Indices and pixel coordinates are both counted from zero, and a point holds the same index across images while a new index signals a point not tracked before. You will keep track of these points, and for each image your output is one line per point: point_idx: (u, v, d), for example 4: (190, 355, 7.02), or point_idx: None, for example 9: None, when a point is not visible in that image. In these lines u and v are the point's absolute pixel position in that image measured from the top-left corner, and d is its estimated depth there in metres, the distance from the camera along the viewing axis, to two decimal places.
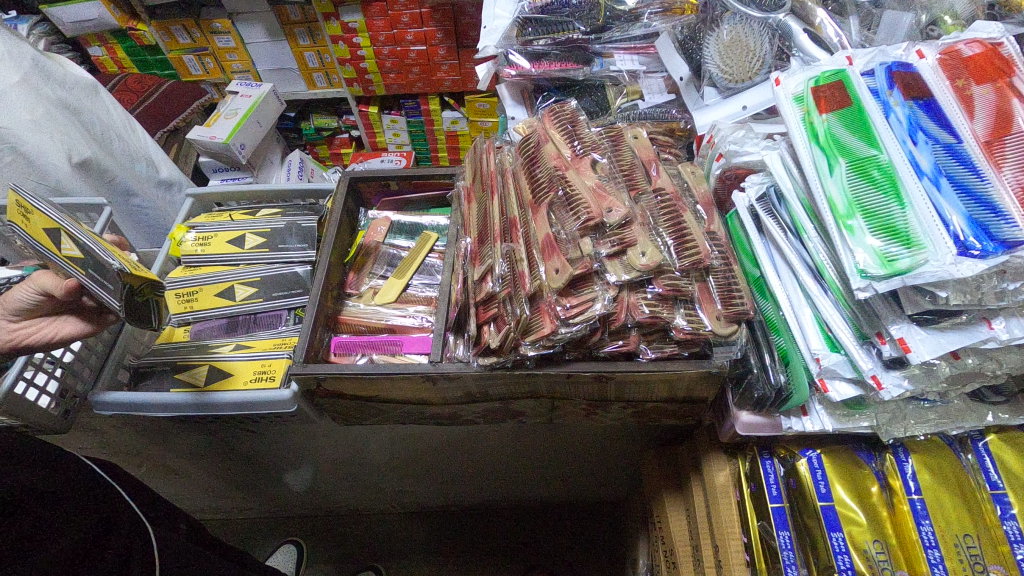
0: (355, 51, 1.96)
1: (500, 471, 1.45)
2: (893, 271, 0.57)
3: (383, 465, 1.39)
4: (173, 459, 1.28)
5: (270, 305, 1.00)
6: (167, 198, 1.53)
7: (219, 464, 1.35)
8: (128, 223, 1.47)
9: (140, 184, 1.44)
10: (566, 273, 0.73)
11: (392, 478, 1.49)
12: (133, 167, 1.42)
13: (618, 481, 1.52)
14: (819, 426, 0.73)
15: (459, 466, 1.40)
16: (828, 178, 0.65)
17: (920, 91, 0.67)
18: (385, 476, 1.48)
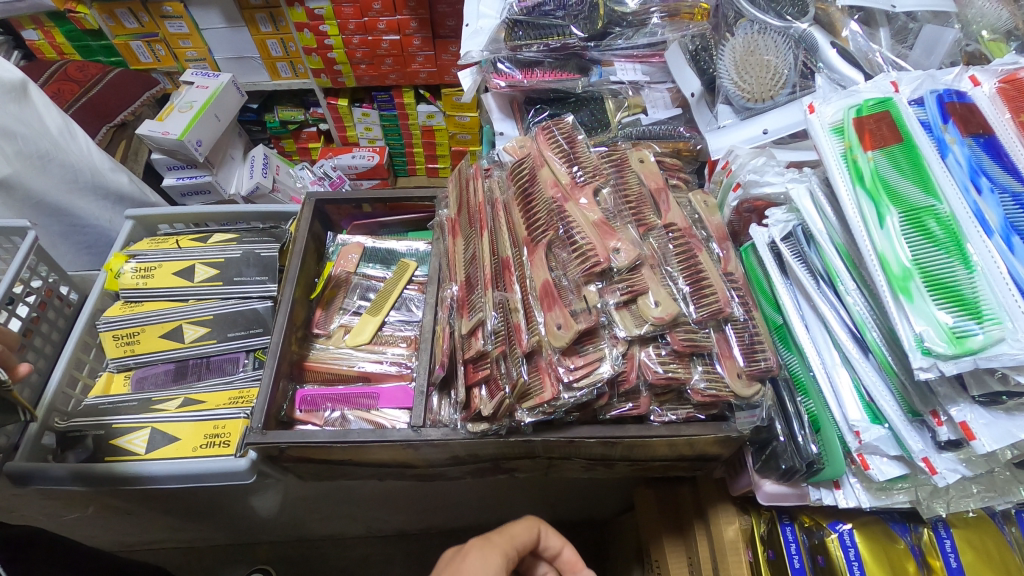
0: (322, 40, 1.77)
1: (485, 501, 1.36)
2: (964, 351, 0.49)
3: (359, 499, 1.28)
4: (123, 503, 1.14)
5: (225, 348, 0.88)
6: (116, 211, 1.35)
7: (176, 505, 1.22)
8: (64, 241, 1.32)
9: (76, 199, 1.28)
10: (571, 330, 0.64)
11: (368, 509, 1.38)
12: (75, 178, 1.26)
13: (607, 506, 1.44)
14: (853, 502, 0.65)
15: (441, 498, 1.30)
16: (877, 230, 0.55)
17: (980, 126, 0.58)
18: (361, 507, 1.38)
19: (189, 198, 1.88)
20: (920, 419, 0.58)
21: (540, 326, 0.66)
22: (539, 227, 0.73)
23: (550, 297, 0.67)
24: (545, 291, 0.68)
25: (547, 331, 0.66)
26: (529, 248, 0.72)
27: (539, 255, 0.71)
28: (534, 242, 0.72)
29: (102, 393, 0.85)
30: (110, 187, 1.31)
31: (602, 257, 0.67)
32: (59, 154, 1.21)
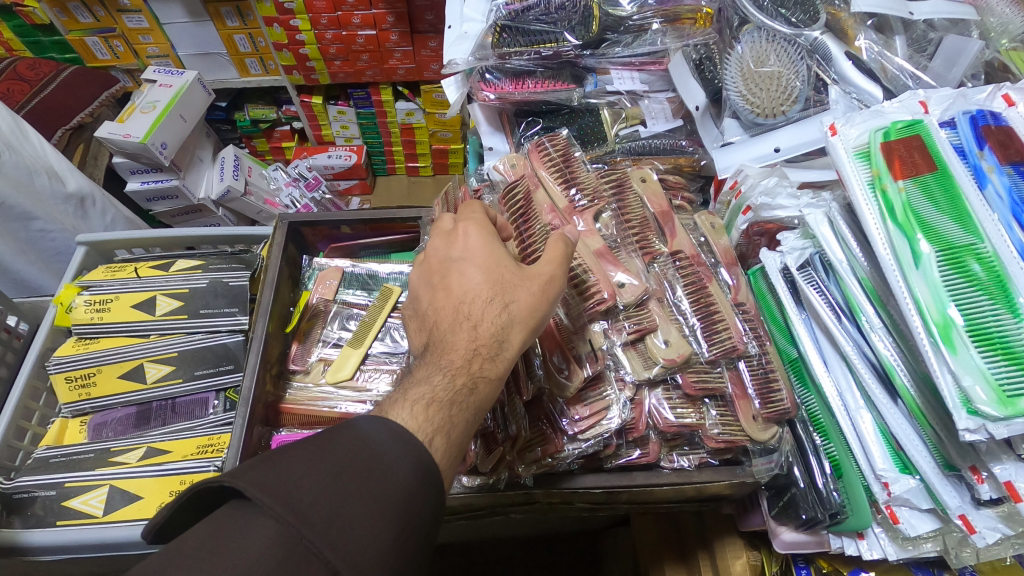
0: (294, 35, 1.61)
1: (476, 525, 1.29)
2: (1016, 412, 0.44)
3: None
4: None
5: (192, 388, 0.80)
6: (77, 215, 1.25)
7: None
8: (29, 251, 1.21)
9: (40, 204, 1.17)
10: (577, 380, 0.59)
11: None
12: (30, 180, 1.14)
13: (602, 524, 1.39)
14: (878, 552, 0.61)
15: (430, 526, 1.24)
16: (913, 270, 0.50)
17: (1019, 154, 0.54)
18: None
19: (155, 202, 1.77)
20: (956, 472, 0.54)
21: (538, 369, 0.61)
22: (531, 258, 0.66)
23: (553, 339, 0.62)
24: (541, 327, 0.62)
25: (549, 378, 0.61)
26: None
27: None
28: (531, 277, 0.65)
29: (55, 443, 0.77)
30: (68, 189, 1.21)
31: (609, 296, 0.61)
32: (12, 155, 1.10)
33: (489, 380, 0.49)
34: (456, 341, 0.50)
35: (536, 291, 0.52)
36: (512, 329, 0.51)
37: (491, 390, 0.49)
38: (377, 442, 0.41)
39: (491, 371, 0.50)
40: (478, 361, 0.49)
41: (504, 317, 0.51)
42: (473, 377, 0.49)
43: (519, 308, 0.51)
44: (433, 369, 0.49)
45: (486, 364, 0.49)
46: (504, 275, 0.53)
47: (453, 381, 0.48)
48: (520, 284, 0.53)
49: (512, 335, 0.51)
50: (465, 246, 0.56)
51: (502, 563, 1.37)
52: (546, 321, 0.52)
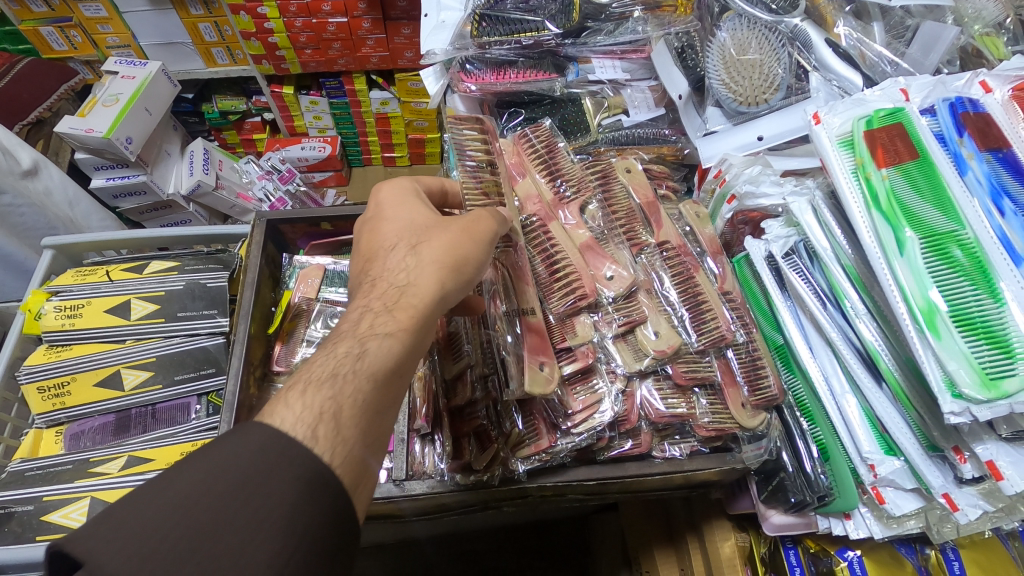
0: (262, 23, 1.55)
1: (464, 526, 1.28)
2: (1000, 394, 0.45)
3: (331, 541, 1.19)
4: None
5: (173, 394, 0.78)
6: (39, 192, 1.21)
7: None
8: None
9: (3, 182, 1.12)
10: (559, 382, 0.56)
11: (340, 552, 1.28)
12: None
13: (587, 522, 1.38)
14: (864, 531, 0.63)
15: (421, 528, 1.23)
16: (897, 258, 0.51)
17: (997, 140, 0.54)
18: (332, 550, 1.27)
19: (121, 199, 1.70)
20: (940, 453, 0.56)
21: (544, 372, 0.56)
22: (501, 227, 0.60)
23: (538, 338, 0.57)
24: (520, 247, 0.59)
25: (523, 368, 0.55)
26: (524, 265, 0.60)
27: (530, 282, 0.59)
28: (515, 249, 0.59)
29: (29, 456, 0.75)
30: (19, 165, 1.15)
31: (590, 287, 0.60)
32: None
33: (402, 330, 0.45)
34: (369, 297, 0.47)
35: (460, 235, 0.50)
36: (421, 273, 0.48)
37: (405, 336, 0.45)
38: (253, 453, 0.35)
39: (402, 317, 0.45)
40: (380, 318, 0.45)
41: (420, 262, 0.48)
42: (381, 326, 0.44)
43: (442, 252, 0.49)
44: (335, 336, 0.45)
45: (398, 313, 0.45)
46: (418, 223, 0.52)
47: (335, 351, 0.43)
48: (436, 227, 0.51)
49: (426, 281, 0.47)
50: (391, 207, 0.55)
51: (493, 552, 1.37)
52: (469, 258, 0.49)
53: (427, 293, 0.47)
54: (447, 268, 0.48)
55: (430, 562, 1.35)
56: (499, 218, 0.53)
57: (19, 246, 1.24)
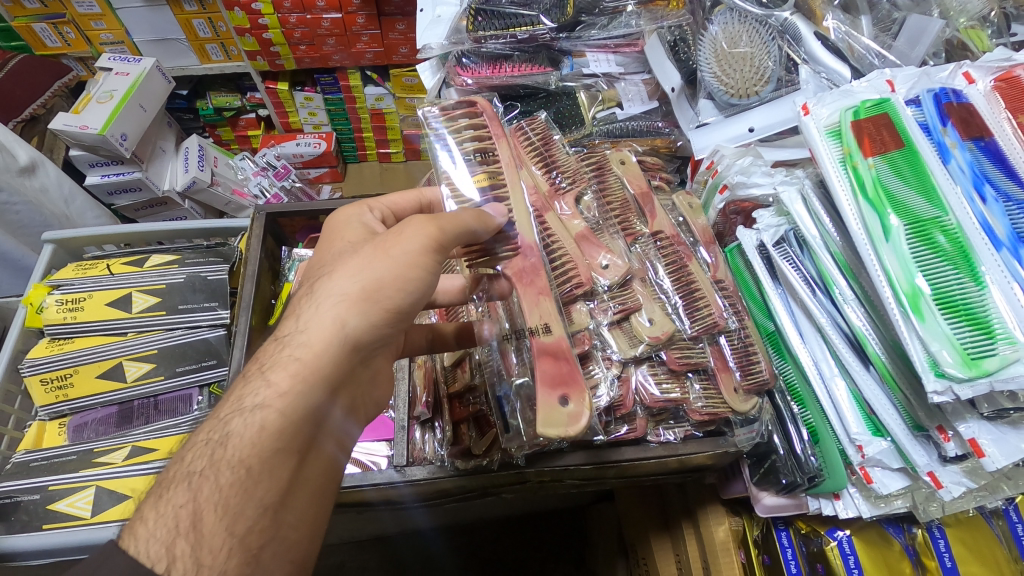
0: (256, 18, 1.55)
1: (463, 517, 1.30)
2: (980, 373, 0.47)
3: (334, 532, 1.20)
4: None
5: (174, 385, 0.79)
6: (36, 188, 1.21)
7: None
8: None
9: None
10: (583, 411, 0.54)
11: (342, 543, 1.30)
12: None
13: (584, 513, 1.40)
14: (853, 511, 0.64)
15: (421, 519, 1.24)
16: (883, 245, 0.53)
17: (979, 129, 0.56)
18: (334, 542, 1.29)
19: (116, 196, 1.70)
20: (925, 433, 0.57)
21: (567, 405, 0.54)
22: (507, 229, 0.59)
23: (556, 368, 0.55)
24: (532, 251, 0.58)
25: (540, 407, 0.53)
26: (535, 268, 0.58)
27: (545, 293, 0.58)
28: (526, 253, 0.58)
29: (33, 447, 0.75)
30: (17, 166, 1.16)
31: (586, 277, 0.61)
32: None
33: (279, 397, 0.41)
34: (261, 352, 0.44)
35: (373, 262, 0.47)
36: (317, 319, 0.44)
37: (286, 401, 0.41)
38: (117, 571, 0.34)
39: (285, 380, 0.42)
40: (258, 385, 0.42)
41: (321, 300, 0.45)
42: (263, 392, 0.41)
43: (347, 284, 0.45)
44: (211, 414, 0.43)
45: (291, 369, 0.42)
46: (330, 261, 0.49)
47: (206, 432, 0.41)
48: (341, 261, 0.47)
49: (312, 334, 0.44)
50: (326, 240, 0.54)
51: (491, 543, 1.39)
52: (375, 286, 0.46)
53: (318, 345, 0.43)
54: (354, 302, 0.45)
55: (429, 553, 1.37)
56: (442, 225, 0.49)
57: (16, 244, 1.25)
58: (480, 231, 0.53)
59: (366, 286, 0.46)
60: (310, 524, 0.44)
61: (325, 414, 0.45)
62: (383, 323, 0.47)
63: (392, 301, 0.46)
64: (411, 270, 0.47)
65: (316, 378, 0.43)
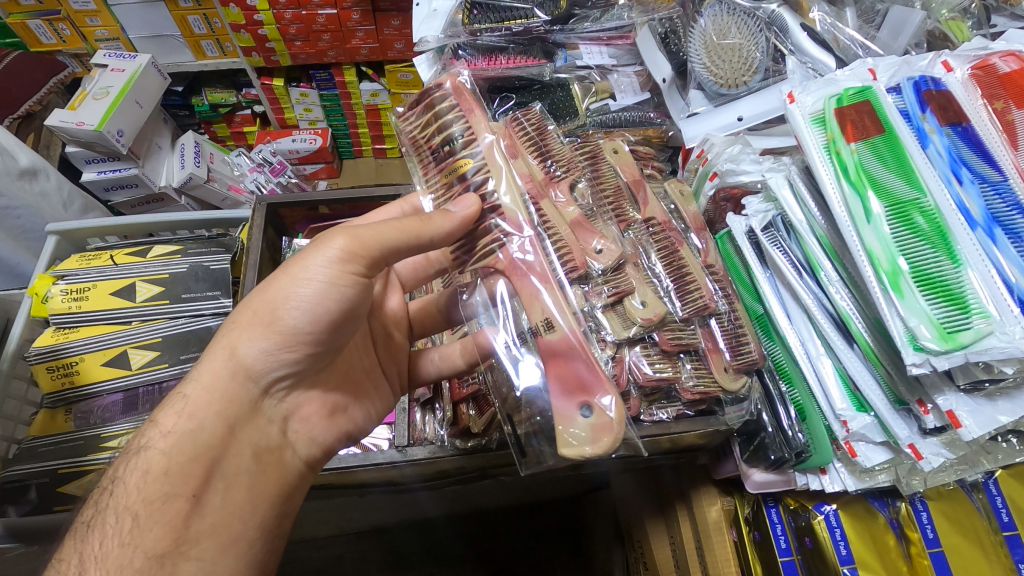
0: (251, 15, 1.56)
1: (462, 507, 1.32)
2: (956, 345, 0.49)
3: (335, 523, 1.22)
4: None
5: (177, 372, 0.80)
6: (36, 193, 1.23)
7: None
8: None
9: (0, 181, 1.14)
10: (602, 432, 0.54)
11: (343, 534, 1.32)
12: None
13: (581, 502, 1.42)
14: (839, 485, 0.67)
15: (422, 509, 1.26)
16: (865, 226, 0.55)
17: (956, 115, 0.58)
18: (334, 533, 1.31)
19: (113, 192, 1.71)
20: (905, 408, 0.60)
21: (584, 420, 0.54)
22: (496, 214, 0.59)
23: (575, 383, 0.56)
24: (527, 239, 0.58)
25: (561, 422, 0.55)
26: (530, 263, 0.58)
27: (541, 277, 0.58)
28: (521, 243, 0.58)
29: (39, 434, 0.77)
30: (20, 169, 1.19)
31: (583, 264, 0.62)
32: None
33: (161, 437, 0.51)
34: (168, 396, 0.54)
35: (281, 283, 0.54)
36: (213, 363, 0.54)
37: (167, 440, 0.50)
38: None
39: (170, 420, 0.51)
40: (150, 429, 0.51)
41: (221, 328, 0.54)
42: (151, 435, 0.51)
43: (237, 317, 0.54)
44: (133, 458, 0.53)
45: (182, 410, 0.52)
46: None
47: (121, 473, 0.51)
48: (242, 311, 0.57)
49: (202, 374, 0.54)
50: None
51: (490, 533, 1.41)
52: (262, 313, 0.53)
53: (207, 379, 0.53)
54: (243, 329, 0.53)
55: (428, 543, 1.39)
56: (357, 238, 0.53)
57: (15, 245, 1.26)
58: (418, 238, 0.55)
59: (270, 307, 0.53)
60: (215, 561, 0.51)
61: (219, 448, 0.53)
62: (280, 345, 0.54)
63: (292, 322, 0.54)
64: (311, 281, 0.53)
65: (203, 410, 0.52)
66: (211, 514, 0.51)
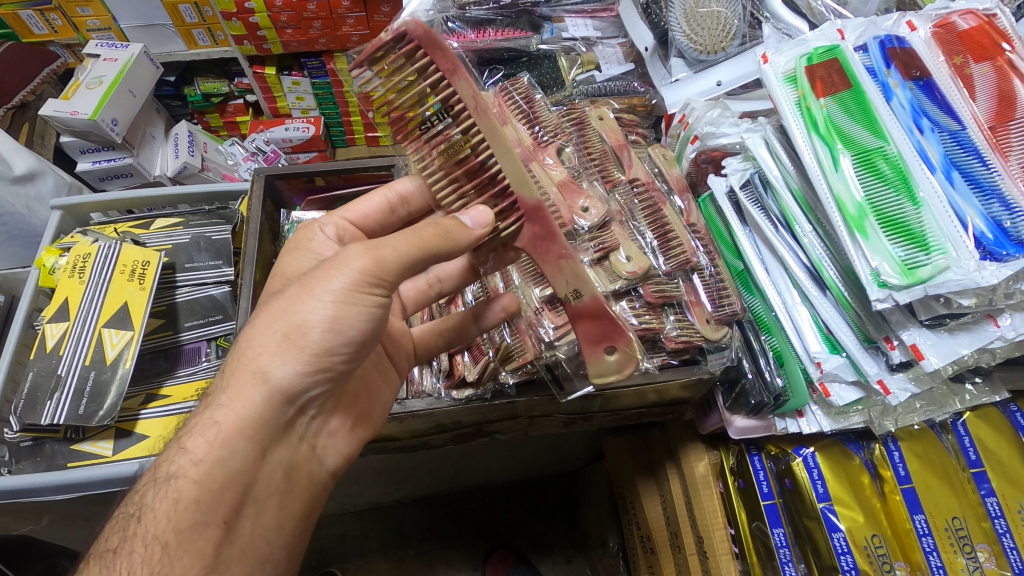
0: (242, 3, 1.56)
1: (459, 484, 1.35)
2: (915, 280, 0.53)
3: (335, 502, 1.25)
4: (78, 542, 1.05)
5: (183, 338, 0.83)
6: (32, 196, 1.25)
7: None
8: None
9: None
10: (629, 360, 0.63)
11: (344, 512, 1.35)
12: None
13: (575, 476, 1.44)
14: (815, 427, 0.71)
15: (419, 486, 1.29)
16: (833, 174, 0.59)
17: (919, 69, 0.62)
18: (335, 512, 1.33)
19: (108, 182, 1.71)
20: (874, 346, 0.64)
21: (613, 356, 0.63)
22: (506, 192, 0.58)
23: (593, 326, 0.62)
24: (535, 216, 0.59)
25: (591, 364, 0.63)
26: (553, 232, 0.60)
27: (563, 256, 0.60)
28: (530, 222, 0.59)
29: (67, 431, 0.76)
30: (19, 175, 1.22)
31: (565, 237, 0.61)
32: None
33: (195, 466, 0.51)
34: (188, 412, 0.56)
35: (282, 279, 0.59)
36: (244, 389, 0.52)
37: (199, 469, 0.51)
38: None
39: (201, 449, 0.51)
40: (176, 453, 0.52)
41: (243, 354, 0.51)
42: (180, 461, 0.51)
43: (269, 337, 0.51)
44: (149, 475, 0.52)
45: (216, 437, 0.51)
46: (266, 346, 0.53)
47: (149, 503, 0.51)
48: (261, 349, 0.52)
49: (234, 400, 0.52)
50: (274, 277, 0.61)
51: (486, 510, 1.44)
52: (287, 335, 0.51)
53: (240, 407, 0.52)
54: (275, 350, 0.51)
55: (426, 520, 1.42)
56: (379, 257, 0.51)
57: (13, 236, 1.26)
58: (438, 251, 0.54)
59: (287, 331, 0.51)
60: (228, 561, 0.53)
61: (250, 471, 0.53)
62: (310, 368, 0.52)
63: (314, 343, 0.51)
64: (349, 304, 0.51)
65: (234, 435, 0.51)
66: (233, 529, 0.54)
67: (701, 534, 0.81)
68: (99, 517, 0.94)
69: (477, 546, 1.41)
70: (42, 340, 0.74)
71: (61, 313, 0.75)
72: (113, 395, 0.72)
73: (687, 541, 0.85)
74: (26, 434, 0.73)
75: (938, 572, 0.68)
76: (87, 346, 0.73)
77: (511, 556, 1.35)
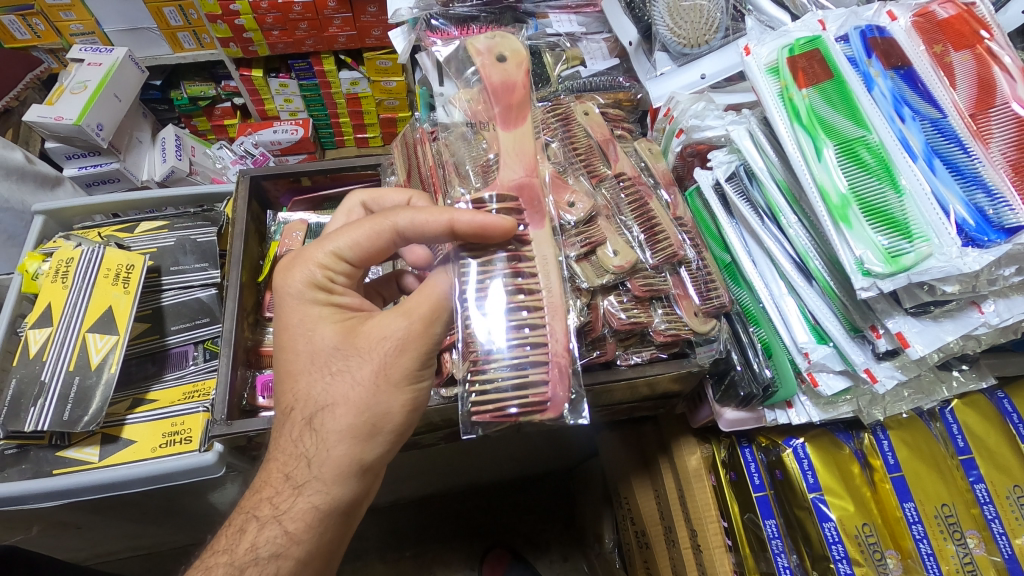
0: (227, 5, 1.55)
1: (454, 483, 1.34)
2: (899, 268, 0.53)
3: None
4: (69, 553, 1.04)
5: (171, 342, 0.83)
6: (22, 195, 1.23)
7: (129, 546, 1.11)
8: None
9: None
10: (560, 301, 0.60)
11: None
12: None
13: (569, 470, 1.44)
14: (804, 418, 0.71)
15: (414, 487, 1.28)
16: (815, 164, 0.59)
17: (899, 59, 0.62)
18: None
19: (94, 187, 1.69)
20: (860, 335, 0.64)
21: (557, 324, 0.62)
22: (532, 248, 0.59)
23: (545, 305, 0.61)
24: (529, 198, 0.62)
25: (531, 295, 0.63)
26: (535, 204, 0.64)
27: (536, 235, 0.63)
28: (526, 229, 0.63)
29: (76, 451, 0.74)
30: (13, 164, 1.20)
31: (555, 397, 0.54)
32: None
33: (296, 544, 0.52)
34: (262, 483, 0.54)
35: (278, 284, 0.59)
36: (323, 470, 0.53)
37: (302, 550, 0.53)
38: None
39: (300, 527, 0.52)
40: (276, 532, 0.52)
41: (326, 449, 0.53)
42: (278, 539, 0.52)
43: (352, 420, 0.53)
44: (231, 542, 0.53)
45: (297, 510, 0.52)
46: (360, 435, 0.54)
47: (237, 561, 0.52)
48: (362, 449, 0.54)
49: (331, 485, 0.53)
50: (299, 342, 0.57)
51: (482, 510, 1.43)
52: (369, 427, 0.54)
53: (327, 484, 0.53)
54: (359, 438, 0.54)
55: (423, 521, 1.42)
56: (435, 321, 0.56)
57: None
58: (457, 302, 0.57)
59: (371, 421, 0.54)
60: None
61: (312, 537, 0.53)
62: (392, 445, 0.56)
63: (394, 427, 0.55)
64: (419, 384, 0.56)
65: (330, 513, 0.54)
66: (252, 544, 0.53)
67: (695, 527, 0.80)
68: (91, 526, 0.93)
69: (473, 547, 1.40)
70: (24, 346, 0.73)
71: (44, 318, 0.75)
72: (97, 400, 0.71)
73: (681, 535, 0.84)
74: (10, 441, 0.72)
75: (928, 559, 0.69)
76: (71, 350, 0.73)
77: (508, 554, 1.35)
